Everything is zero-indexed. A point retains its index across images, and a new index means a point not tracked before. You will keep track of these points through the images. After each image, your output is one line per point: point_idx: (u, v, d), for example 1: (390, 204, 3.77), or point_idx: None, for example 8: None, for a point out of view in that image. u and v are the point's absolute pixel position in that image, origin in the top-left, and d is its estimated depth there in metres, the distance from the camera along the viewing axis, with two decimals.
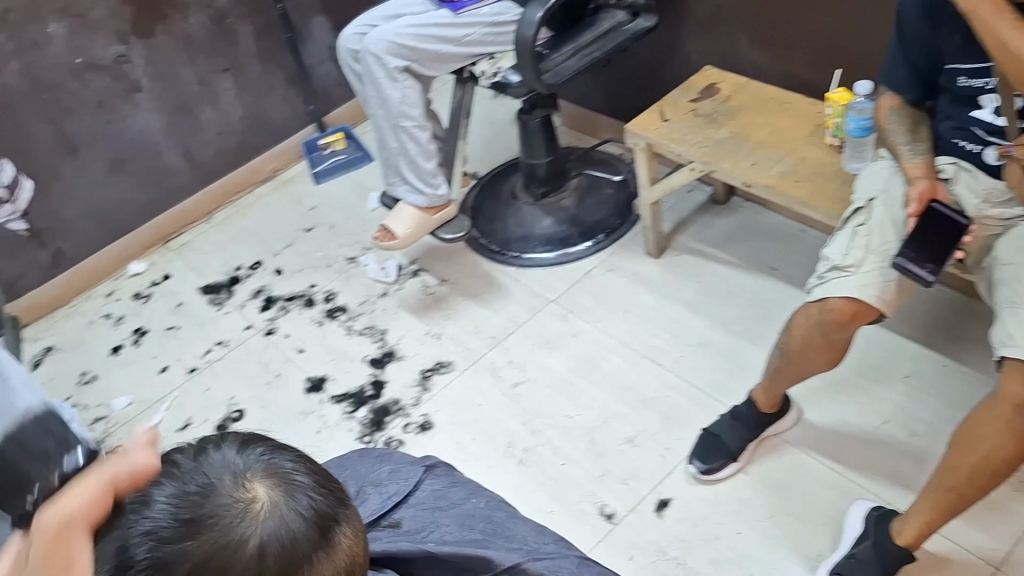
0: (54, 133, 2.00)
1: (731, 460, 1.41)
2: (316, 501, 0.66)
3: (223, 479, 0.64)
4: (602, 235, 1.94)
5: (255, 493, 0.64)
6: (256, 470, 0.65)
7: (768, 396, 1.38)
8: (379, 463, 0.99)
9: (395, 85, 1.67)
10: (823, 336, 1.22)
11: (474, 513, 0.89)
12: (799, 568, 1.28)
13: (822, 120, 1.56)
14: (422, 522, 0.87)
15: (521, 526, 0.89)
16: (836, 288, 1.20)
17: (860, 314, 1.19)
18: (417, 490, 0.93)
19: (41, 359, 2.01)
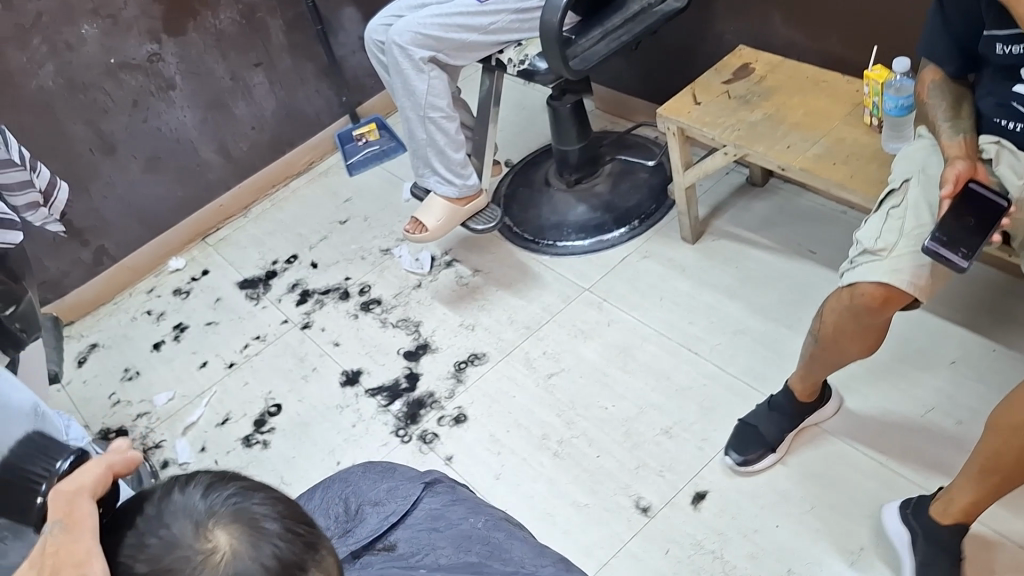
0: (92, 133, 2.02)
1: (771, 451, 1.38)
2: (286, 551, 0.55)
3: (181, 534, 0.54)
4: (637, 221, 1.91)
5: (217, 544, 0.54)
6: (217, 519, 0.55)
7: (807, 384, 1.35)
8: (382, 476, 0.86)
9: (421, 76, 1.66)
10: (854, 321, 1.19)
11: (472, 535, 0.74)
12: (842, 563, 1.25)
13: (860, 98, 1.50)
14: (418, 544, 0.74)
15: (523, 547, 0.73)
16: (865, 273, 1.16)
17: (892, 299, 1.15)
18: (415, 509, 0.79)
19: (86, 355, 2.05)
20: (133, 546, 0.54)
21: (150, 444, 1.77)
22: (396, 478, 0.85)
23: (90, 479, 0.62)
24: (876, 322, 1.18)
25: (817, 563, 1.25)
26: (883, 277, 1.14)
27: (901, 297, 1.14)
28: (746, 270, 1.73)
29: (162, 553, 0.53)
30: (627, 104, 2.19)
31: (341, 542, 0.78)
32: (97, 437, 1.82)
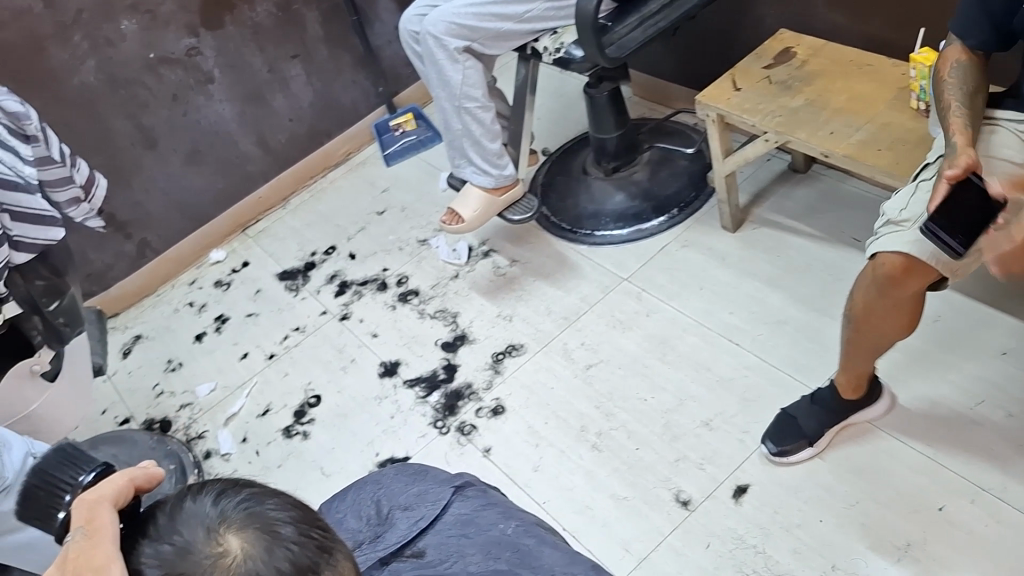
0: (133, 128, 2.05)
1: (807, 444, 1.35)
2: (297, 553, 0.58)
3: (194, 538, 0.57)
4: (676, 210, 1.88)
5: (227, 547, 0.57)
6: (228, 525, 0.58)
7: (852, 382, 1.30)
8: (413, 479, 0.86)
9: (456, 66, 1.65)
10: (882, 295, 1.15)
11: (501, 540, 0.74)
12: (889, 559, 1.22)
13: (906, 82, 1.46)
14: (446, 551, 0.74)
15: (553, 553, 0.73)
16: (887, 243, 1.12)
17: (914, 271, 1.10)
18: (445, 513, 0.79)
19: (131, 347, 2.08)
20: (151, 543, 0.58)
21: (193, 434, 1.80)
22: (428, 481, 0.85)
23: (115, 488, 0.62)
24: (904, 297, 1.13)
25: (863, 559, 1.23)
26: (903, 246, 1.10)
27: (923, 270, 1.09)
28: (788, 259, 1.70)
29: (177, 554, 0.57)
30: (665, 90, 2.16)
31: (369, 546, 0.77)
32: (142, 427, 1.85)
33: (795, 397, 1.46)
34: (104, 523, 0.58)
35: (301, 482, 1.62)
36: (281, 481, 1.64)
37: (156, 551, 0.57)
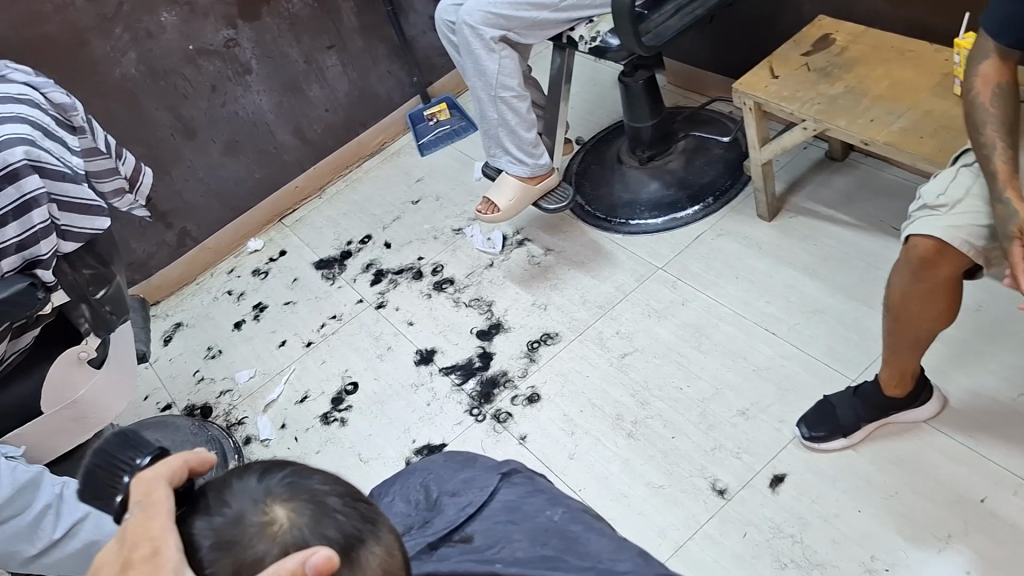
0: (173, 119, 2.08)
1: (841, 435, 1.35)
2: (341, 522, 0.60)
3: (244, 509, 0.59)
4: (711, 198, 1.88)
5: (274, 516, 0.58)
6: (274, 496, 0.60)
7: (897, 376, 1.26)
8: (462, 466, 0.88)
9: (492, 56, 1.65)
10: (915, 281, 1.14)
11: (548, 527, 0.75)
12: (927, 549, 1.21)
13: (948, 68, 1.44)
14: (494, 537, 0.75)
15: (598, 539, 0.73)
16: (922, 226, 1.12)
17: (947, 255, 1.10)
18: (492, 499, 0.80)
19: (171, 334, 2.12)
20: (205, 517, 0.59)
21: (234, 420, 1.83)
22: (475, 467, 0.86)
23: (170, 466, 0.62)
24: (935, 283, 1.13)
25: (902, 549, 1.22)
26: (939, 233, 1.10)
27: (955, 256, 1.10)
28: (826, 248, 1.69)
29: (227, 525, 0.58)
30: (701, 78, 2.14)
31: (418, 532, 0.80)
32: (183, 413, 1.88)
33: (833, 387, 1.45)
34: (159, 501, 0.58)
35: (339, 467, 1.65)
36: (319, 467, 1.67)
37: (210, 521, 0.58)
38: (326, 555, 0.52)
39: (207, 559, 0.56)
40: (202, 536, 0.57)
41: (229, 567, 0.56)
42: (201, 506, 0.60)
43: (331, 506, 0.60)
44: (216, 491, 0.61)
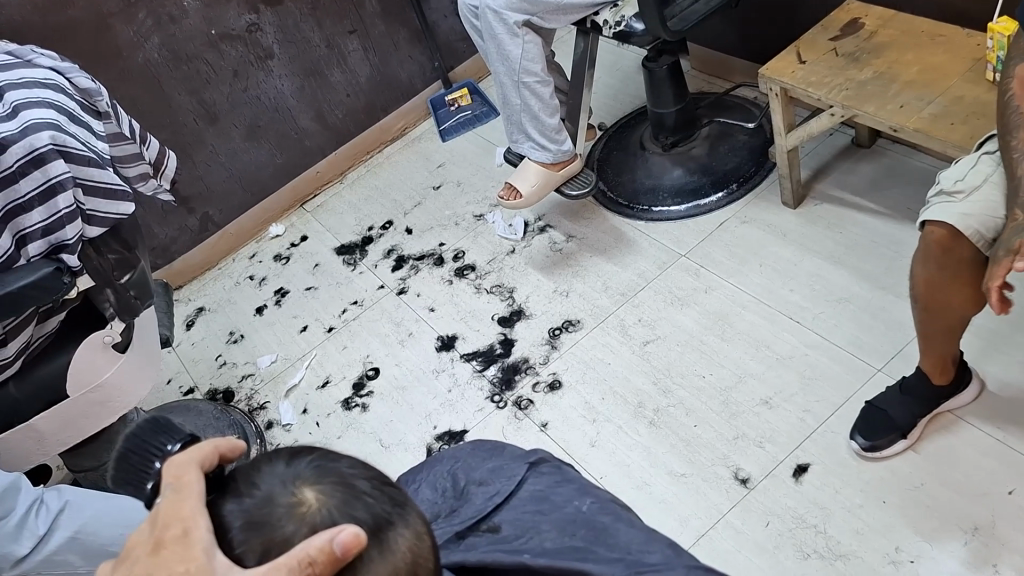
0: (195, 104, 2.08)
1: (902, 437, 1.31)
2: (372, 505, 0.58)
3: (274, 490, 0.58)
4: (735, 185, 1.86)
5: (304, 497, 0.57)
6: (302, 479, 0.58)
7: (937, 364, 1.26)
8: (491, 455, 0.87)
9: (515, 41, 1.64)
10: (936, 271, 1.13)
11: (576, 518, 0.75)
12: (951, 543, 1.20)
13: (981, 53, 1.41)
14: (521, 527, 0.75)
15: (629, 530, 0.73)
16: (937, 212, 1.12)
17: (961, 242, 1.10)
18: (520, 490, 0.80)
19: (194, 319, 2.13)
20: (235, 499, 0.58)
21: (256, 405, 1.84)
22: (503, 457, 0.86)
23: (198, 451, 0.61)
24: (956, 270, 1.12)
25: (926, 541, 1.21)
26: (950, 219, 1.10)
27: (969, 244, 1.10)
28: (851, 236, 1.67)
29: (257, 507, 0.57)
30: (726, 63, 2.12)
31: (446, 520, 0.80)
32: (206, 396, 1.89)
33: (858, 376, 1.44)
34: (188, 484, 0.58)
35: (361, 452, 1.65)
36: (341, 452, 1.67)
37: (240, 504, 0.57)
38: (353, 532, 0.52)
39: (237, 539, 0.56)
40: (233, 517, 0.57)
41: (259, 547, 0.55)
42: (229, 489, 0.60)
43: (361, 488, 0.59)
44: (244, 477, 0.60)
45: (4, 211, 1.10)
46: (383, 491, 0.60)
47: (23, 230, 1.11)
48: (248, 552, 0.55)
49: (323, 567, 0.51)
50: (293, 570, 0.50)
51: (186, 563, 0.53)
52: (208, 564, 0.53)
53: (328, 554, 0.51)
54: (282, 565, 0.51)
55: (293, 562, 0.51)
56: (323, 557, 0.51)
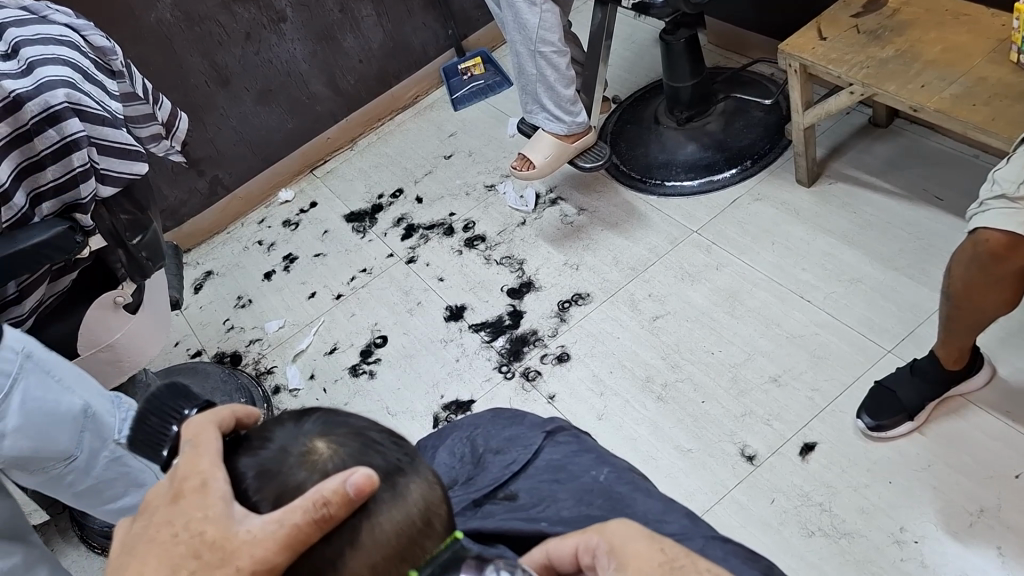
0: (207, 66, 2.07)
1: (907, 419, 1.31)
2: (385, 454, 0.58)
3: (288, 443, 0.58)
4: (749, 162, 1.84)
5: (315, 446, 0.57)
6: (314, 432, 0.58)
7: (952, 353, 1.26)
8: (510, 424, 0.88)
9: (533, 10, 1.62)
10: (981, 273, 1.12)
11: (594, 487, 0.75)
12: (948, 526, 1.21)
13: (1005, 33, 1.39)
14: (539, 495, 0.76)
15: (647, 501, 0.72)
16: (997, 218, 1.08)
17: (1020, 248, 1.07)
18: (537, 458, 0.80)
19: (202, 283, 2.13)
20: (249, 454, 0.58)
21: (263, 369, 1.84)
22: (522, 425, 0.86)
23: (215, 414, 0.61)
24: (1006, 273, 1.10)
25: (932, 524, 1.21)
26: (1013, 228, 1.06)
27: None
28: (865, 216, 1.66)
29: (271, 457, 0.57)
30: (743, 39, 2.10)
31: (463, 488, 0.80)
32: (213, 360, 1.90)
33: (868, 357, 1.44)
34: (205, 440, 0.58)
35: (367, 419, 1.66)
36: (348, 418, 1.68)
37: (255, 457, 0.58)
38: (366, 473, 0.50)
39: (252, 487, 0.56)
40: (246, 468, 0.57)
41: (273, 494, 0.55)
42: (244, 445, 0.60)
43: (373, 439, 0.60)
44: (260, 433, 0.60)
45: (19, 168, 1.10)
46: (396, 447, 0.61)
47: (39, 187, 1.12)
48: (261, 500, 0.55)
49: (338, 508, 0.49)
50: (308, 510, 0.49)
51: (205, 511, 0.53)
52: (226, 512, 0.53)
53: (342, 495, 0.49)
54: (296, 507, 0.50)
55: (308, 503, 0.50)
56: (338, 497, 0.49)
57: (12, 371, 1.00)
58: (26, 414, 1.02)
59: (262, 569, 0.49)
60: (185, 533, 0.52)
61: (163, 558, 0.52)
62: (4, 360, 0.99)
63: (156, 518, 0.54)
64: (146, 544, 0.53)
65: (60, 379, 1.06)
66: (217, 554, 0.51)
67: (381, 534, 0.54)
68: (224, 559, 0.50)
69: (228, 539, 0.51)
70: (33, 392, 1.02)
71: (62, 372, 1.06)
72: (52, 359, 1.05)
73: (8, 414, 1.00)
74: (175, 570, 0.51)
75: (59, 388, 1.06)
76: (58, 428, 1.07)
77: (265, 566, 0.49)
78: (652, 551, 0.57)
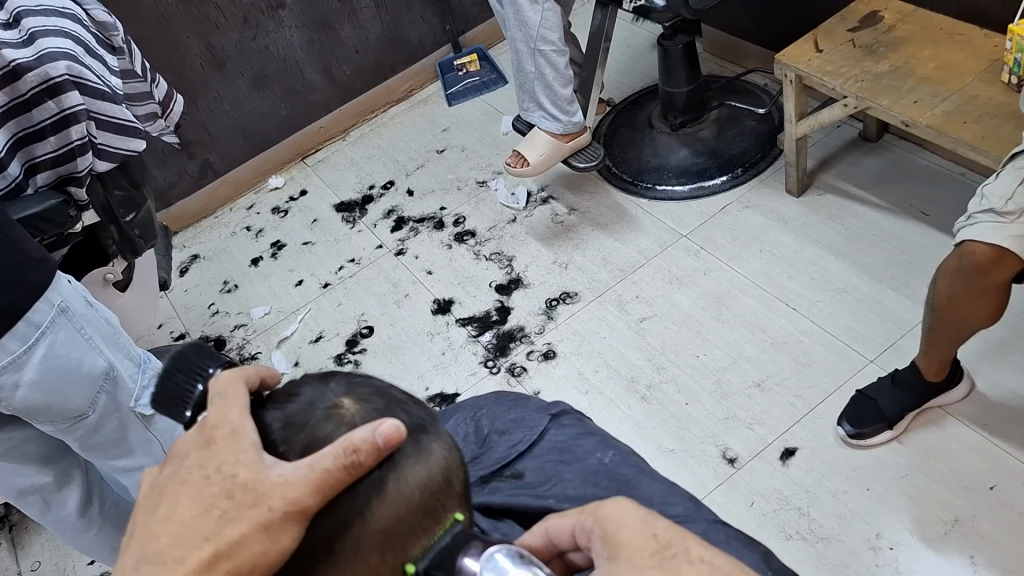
0: (203, 48, 2.06)
1: (887, 427, 1.33)
2: (407, 414, 0.63)
3: (315, 399, 0.62)
4: (740, 170, 1.86)
5: (342, 403, 0.61)
6: (339, 391, 0.63)
7: (935, 364, 1.28)
8: (514, 406, 0.95)
9: (535, 8, 1.63)
10: (965, 286, 1.14)
11: (599, 469, 0.83)
12: (916, 535, 1.23)
13: (998, 55, 1.42)
14: (545, 474, 0.85)
15: (651, 483, 0.80)
16: (983, 233, 1.10)
17: (1005, 261, 1.10)
18: (542, 439, 0.89)
19: (188, 266, 2.12)
20: (277, 407, 0.62)
21: (247, 355, 1.84)
22: (526, 407, 0.93)
23: (243, 370, 0.63)
24: (989, 287, 1.13)
25: (906, 530, 1.24)
26: (999, 242, 1.09)
27: (1010, 264, 1.10)
28: (851, 226, 1.68)
29: (297, 412, 0.61)
30: (738, 48, 2.12)
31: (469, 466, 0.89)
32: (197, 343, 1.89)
33: (851, 367, 1.46)
34: (234, 392, 0.60)
35: None
36: None
37: (283, 410, 0.61)
38: (395, 425, 0.52)
39: (280, 439, 0.59)
40: (274, 420, 0.60)
41: (301, 445, 0.58)
42: (269, 400, 0.63)
43: (397, 397, 0.65)
44: (285, 392, 0.65)
45: (15, 139, 1.09)
46: (415, 411, 0.65)
47: (34, 159, 1.12)
48: (289, 449, 0.58)
49: (367, 457, 0.51)
50: (338, 457, 0.51)
51: (237, 456, 0.54)
52: (257, 458, 0.54)
53: (372, 445, 0.51)
54: (328, 453, 0.51)
55: (338, 451, 0.51)
56: (367, 446, 0.51)
57: (43, 322, 1.02)
58: (47, 366, 1.03)
59: (294, 510, 0.52)
60: (217, 475, 0.54)
61: (196, 498, 0.54)
62: (38, 311, 1.02)
63: (188, 461, 0.55)
64: (177, 485, 0.55)
65: (89, 338, 1.08)
66: (249, 495, 0.52)
67: (407, 487, 0.58)
68: (256, 500, 0.52)
69: (260, 481, 0.53)
70: (58, 346, 1.04)
71: (93, 331, 1.09)
72: (86, 316, 1.08)
73: (29, 362, 1.01)
74: (207, 508, 0.53)
75: (85, 345, 1.08)
76: (76, 383, 1.06)
77: (297, 508, 0.52)
78: (644, 537, 0.56)
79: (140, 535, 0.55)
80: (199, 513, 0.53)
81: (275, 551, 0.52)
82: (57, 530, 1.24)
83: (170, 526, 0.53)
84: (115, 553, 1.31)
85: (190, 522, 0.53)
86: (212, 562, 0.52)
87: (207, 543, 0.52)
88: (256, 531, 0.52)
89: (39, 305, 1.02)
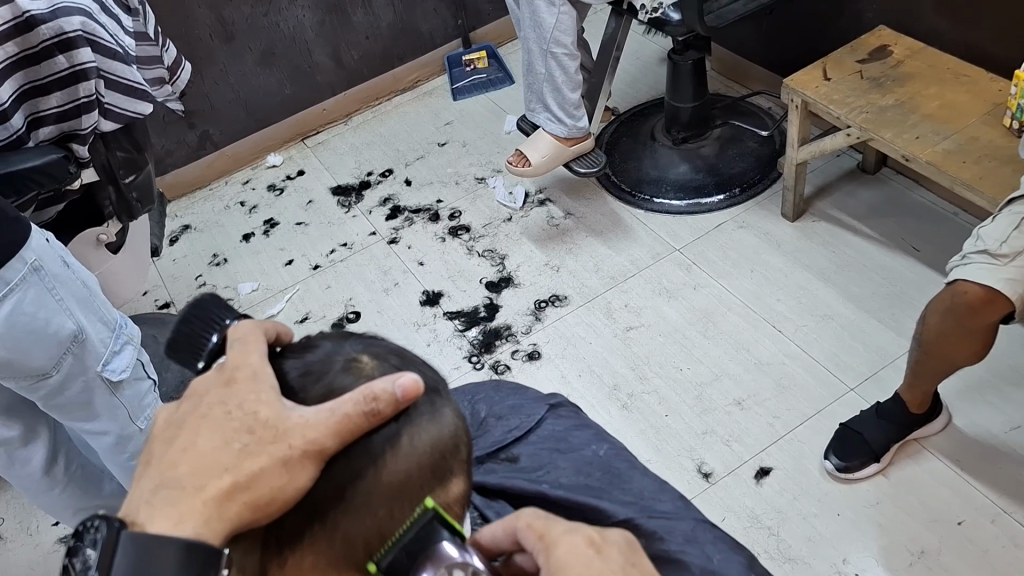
0: (214, 20, 2.06)
1: (873, 461, 1.34)
2: (424, 376, 0.65)
3: (332, 353, 0.64)
4: (738, 189, 1.88)
5: (360, 360, 0.62)
6: (357, 347, 0.64)
7: (918, 394, 1.30)
8: (511, 395, 0.95)
9: (551, 10, 1.64)
10: (955, 324, 1.16)
11: (592, 461, 0.84)
12: (878, 567, 1.24)
13: (1002, 98, 1.45)
14: (539, 460, 0.85)
15: (642, 479, 0.81)
16: (979, 274, 1.12)
17: (996, 302, 1.11)
18: (538, 427, 0.89)
19: (178, 236, 2.12)
20: (294, 358, 0.64)
21: None
22: (523, 397, 0.94)
23: (261, 323, 0.66)
24: (977, 328, 1.15)
25: (873, 558, 1.25)
26: (993, 284, 1.11)
27: (1000, 306, 1.11)
28: (843, 254, 1.70)
29: (315, 362, 0.63)
30: (745, 68, 2.14)
31: None
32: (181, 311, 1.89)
33: (831, 392, 1.47)
34: (254, 340, 0.63)
35: None
36: None
37: (300, 360, 0.63)
38: (414, 380, 0.55)
39: (299, 386, 0.61)
40: (292, 368, 0.62)
41: (319, 393, 0.60)
42: (285, 353, 0.65)
43: (411, 359, 0.67)
44: (301, 347, 0.66)
45: (21, 91, 1.08)
46: (429, 374, 0.67)
47: (38, 112, 1.11)
48: (308, 395, 0.60)
49: (387, 407, 0.54)
50: (359, 404, 0.54)
51: (258, 395, 0.57)
52: (277, 398, 0.57)
53: (391, 397, 0.54)
54: (349, 399, 0.55)
55: (359, 398, 0.54)
56: (387, 397, 0.54)
57: (14, 279, 1.01)
58: (13, 322, 1.01)
59: (312, 449, 0.55)
60: (238, 411, 0.57)
61: (216, 431, 0.56)
62: (8, 268, 1.01)
63: (207, 398, 0.58)
64: (197, 420, 0.57)
65: (59, 298, 1.07)
66: (269, 431, 0.55)
67: (420, 443, 0.60)
68: (277, 436, 0.55)
69: (281, 420, 0.56)
70: (27, 304, 1.03)
71: (65, 292, 1.08)
72: (59, 277, 1.07)
73: None
74: (228, 441, 0.56)
75: (55, 306, 1.06)
76: (42, 343, 1.05)
77: (316, 447, 0.54)
78: None
79: (155, 463, 0.58)
80: (220, 446, 0.56)
81: (292, 487, 0.55)
82: (20, 486, 1.23)
83: (189, 456, 0.56)
84: (78, 513, 1.31)
85: (210, 452, 0.56)
86: (231, 491, 0.55)
87: (226, 473, 0.55)
88: (276, 466, 0.54)
89: (11, 262, 1.01)
